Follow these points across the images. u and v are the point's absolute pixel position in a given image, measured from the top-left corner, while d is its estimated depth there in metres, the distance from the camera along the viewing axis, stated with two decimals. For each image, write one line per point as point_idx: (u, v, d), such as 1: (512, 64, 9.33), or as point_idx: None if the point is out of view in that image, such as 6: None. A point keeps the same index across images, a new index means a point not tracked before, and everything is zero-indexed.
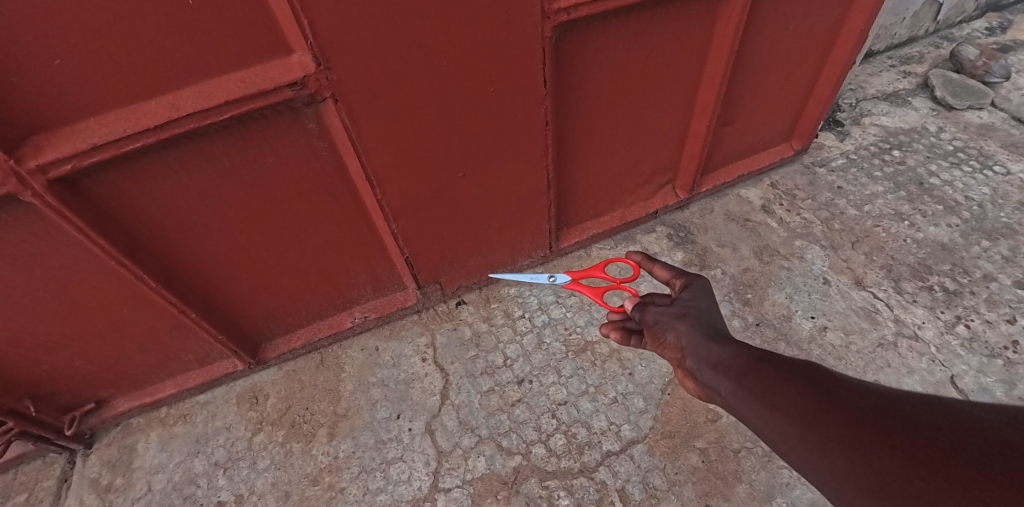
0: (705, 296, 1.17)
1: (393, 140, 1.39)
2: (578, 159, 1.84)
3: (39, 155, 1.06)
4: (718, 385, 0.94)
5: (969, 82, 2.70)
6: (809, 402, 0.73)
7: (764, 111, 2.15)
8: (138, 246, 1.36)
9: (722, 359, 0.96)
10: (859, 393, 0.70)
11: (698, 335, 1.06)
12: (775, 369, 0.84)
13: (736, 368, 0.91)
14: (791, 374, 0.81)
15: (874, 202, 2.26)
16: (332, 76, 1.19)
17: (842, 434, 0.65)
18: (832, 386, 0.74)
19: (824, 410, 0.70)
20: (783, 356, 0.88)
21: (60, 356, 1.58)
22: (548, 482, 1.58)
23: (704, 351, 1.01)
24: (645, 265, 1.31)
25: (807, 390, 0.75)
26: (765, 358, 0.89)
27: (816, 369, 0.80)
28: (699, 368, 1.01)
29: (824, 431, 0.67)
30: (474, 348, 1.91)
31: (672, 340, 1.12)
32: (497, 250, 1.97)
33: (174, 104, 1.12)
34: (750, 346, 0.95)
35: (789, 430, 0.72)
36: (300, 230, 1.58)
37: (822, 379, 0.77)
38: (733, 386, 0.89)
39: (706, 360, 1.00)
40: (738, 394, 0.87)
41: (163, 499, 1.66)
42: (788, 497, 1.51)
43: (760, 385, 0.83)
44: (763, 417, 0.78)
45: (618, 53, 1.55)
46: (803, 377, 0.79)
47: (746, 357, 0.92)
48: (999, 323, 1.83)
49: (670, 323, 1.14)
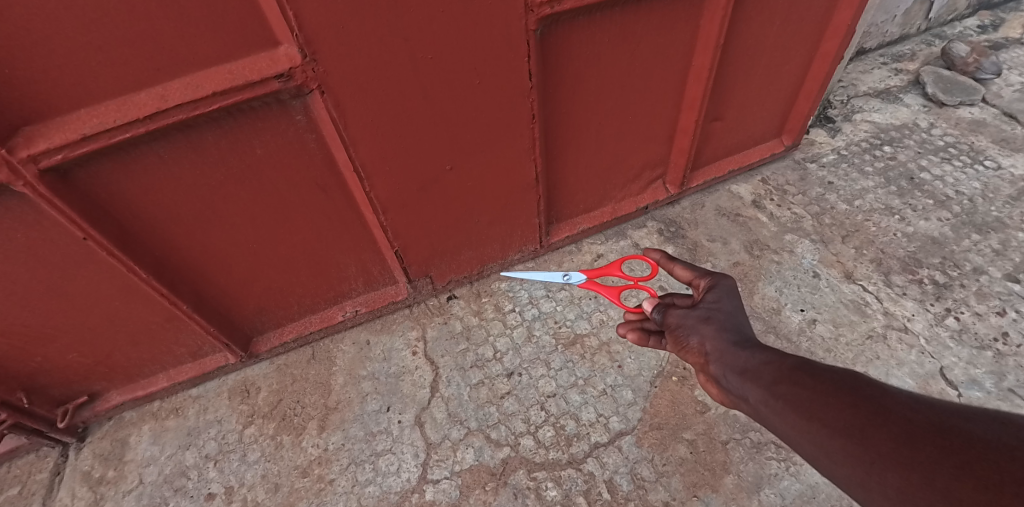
0: (731, 299, 1.16)
1: (380, 132, 1.41)
2: (567, 154, 1.86)
3: (31, 145, 1.08)
4: (745, 393, 0.94)
5: (960, 78, 2.71)
6: (855, 415, 0.71)
7: (753, 106, 2.16)
8: (129, 237, 1.38)
9: (750, 366, 0.95)
10: (911, 406, 0.68)
11: (724, 341, 1.06)
12: (813, 379, 0.83)
13: (767, 376, 0.91)
14: (831, 385, 0.79)
15: (865, 197, 2.26)
16: (318, 68, 1.21)
17: (896, 451, 0.63)
18: (881, 398, 0.72)
19: (873, 424, 0.68)
20: (820, 366, 0.86)
21: (53, 349, 1.60)
22: (536, 473, 1.59)
23: (731, 357, 1.01)
24: (665, 264, 1.33)
25: (853, 402, 0.73)
26: (799, 367, 0.87)
27: (858, 379, 0.78)
28: (725, 374, 1.01)
29: (874, 448, 0.65)
30: (464, 342, 1.92)
31: (696, 344, 1.12)
32: (487, 244, 1.98)
33: (164, 96, 1.13)
34: (782, 355, 0.94)
35: (831, 444, 0.71)
36: (290, 223, 1.60)
37: (867, 389, 0.75)
38: (764, 395, 0.88)
39: (732, 365, 0.99)
40: (769, 403, 0.86)
41: (155, 492, 1.67)
42: (776, 488, 1.51)
43: (796, 394, 0.81)
44: (799, 428, 0.77)
45: (604, 47, 1.57)
46: (845, 389, 0.77)
47: (778, 365, 0.91)
48: (989, 315, 1.83)
49: (695, 326, 1.14)
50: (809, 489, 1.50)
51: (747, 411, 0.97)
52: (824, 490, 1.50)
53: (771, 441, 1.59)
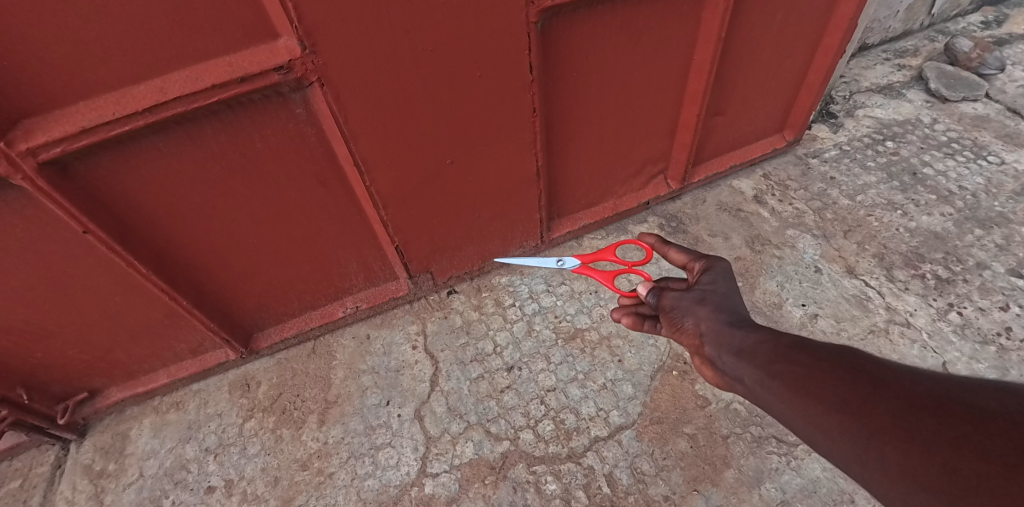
0: (726, 280, 1.16)
1: (381, 125, 1.40)
2: (568, 148, 1.85)
3: (30, 138, 1.08)
4: (741, 374, 0.93)
5: (963, 74, 2.70)
6: (853, 391, 0.70)
7: (755, 101, 2.15)
8: (128, 232, 1.38)
9: (746, 346, 0.95)
10: (910, 380, 0.67)
11: (719, 321, 1.05)
12: (809, 357, 0.82)
13: (762, 356, 0.90)
14: (827, 362, 0.78)
15: (867, 192, 2.25)
16: (318, 60, 1.20)
17: (896, 425, 0.62)
18: (879, 373, 0.71)
19: (872, 399, 0.67)
20: (814, 343, 0.86)
21: (52, 344, 1.59)
22: (536, 467, 1.58)
23: (727, 337, 1.00)
24: (660, 248, 1.33)
25: (850, 379, 0.73)
26: (794, 345, 0.87)
27: (855, 355, 0.77)
28: (720, 354, 1.00)
29: (873, 422, 0.64)
30: (464, 336, 1.92)
31: (691, 325, 1.11)
32: (488, 239, 1.98)
33: (163, 88, 1.13)
34: (777, 333, 0.94)
35: (829, 421, 0.70)
36: (291, 218, 1.60)
37: (865, 366, 0.74)
38: (759, 374, 0.87)
39: (728, 346, 0.99)
40: (765, 382, 0.85)
41: (155, 485, 1.67)
42: (777, 482, 1.50)
43: (792, 373, 0.80)
44: (795, 406, 0.76)
45: (605, 40, 1.57)
46: (841, 365, 0.76)
47: (774, 344, 0.91)
48: (992, 310, 1.82)
49: (689, 308, 1.13)
50: (811, 483, 1.49)
51: (742, 392, 0.96)
52: (826, 484, 1.49)
53: (771, 436, 1.58)
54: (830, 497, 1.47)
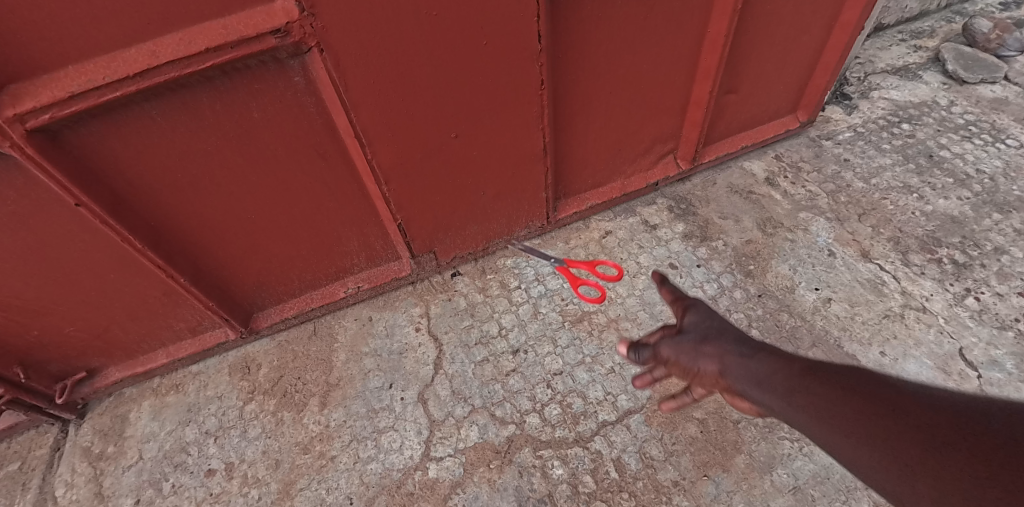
0: (712, 312, 1.12)
1: (383, 94, 1.35)
2: (576, 124, 1.79)
3: (17, 103, 1.02)
4: (774, 412, 0.87)
5: (982, 55, 2.61)
6: (874, 421, 0.66)
7: (769, 78, 2.08)
8: (123, 205, 1.33)
9: (763, 378, 0.90)
10: (931, 404, 0.63)
11: (733, 352, 0.98)
12: (821, 383, 0.78)
13: (780, 386, 0.86)
14: (842, 388, 0.74)
15: (882, 175, 2.19)
16: (317, 23, 1.14)
17: (927, 460, 0.58)
18: (898, 397, 0.67)
19: (894, 430, 0.63)
20: (825, 365, 0.82)
21: (48, 322, 1.56)
22: (542, 452, 1.55)
23: (745, 370, 0.94)
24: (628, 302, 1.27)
25: (868, 405, 0.68)
26: (808, 371, 0.83)
27: (867, 377, 0.74)
28: (748, 393, 0.93)
29: (900, 456, 0.61)
30: (469, 318, 1.88)
31: (707, 367, 1.02)
32: (493, 218, 1.94)
33: (155, 52, 1.07)
34: (788, 360, 0.90)
35: (862, 459, 0.66)
36: (290, 193, 1.55)
37: (885, 390, 0.70)
38: (788, 409, 0.82)
39: (751, 379, 0.92)
40: (795, 418, 0.80)
41: (154, 468, 1.65)
42: (788, 468, 1.46)
43: (814, 404, 0.76)
44: (831, 444, 0.71)
45: (616, 8, 1.50)
46: (857, 388, 0.72)
47: (787, 371, 0.87)
48: (1010, 295, 1.77)
49: (697, 351, 1.04)
50: (823, 469, 1.45)
51: None
52: (839, 471, 1.45)
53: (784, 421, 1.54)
54: (843, 484, 1.43)
